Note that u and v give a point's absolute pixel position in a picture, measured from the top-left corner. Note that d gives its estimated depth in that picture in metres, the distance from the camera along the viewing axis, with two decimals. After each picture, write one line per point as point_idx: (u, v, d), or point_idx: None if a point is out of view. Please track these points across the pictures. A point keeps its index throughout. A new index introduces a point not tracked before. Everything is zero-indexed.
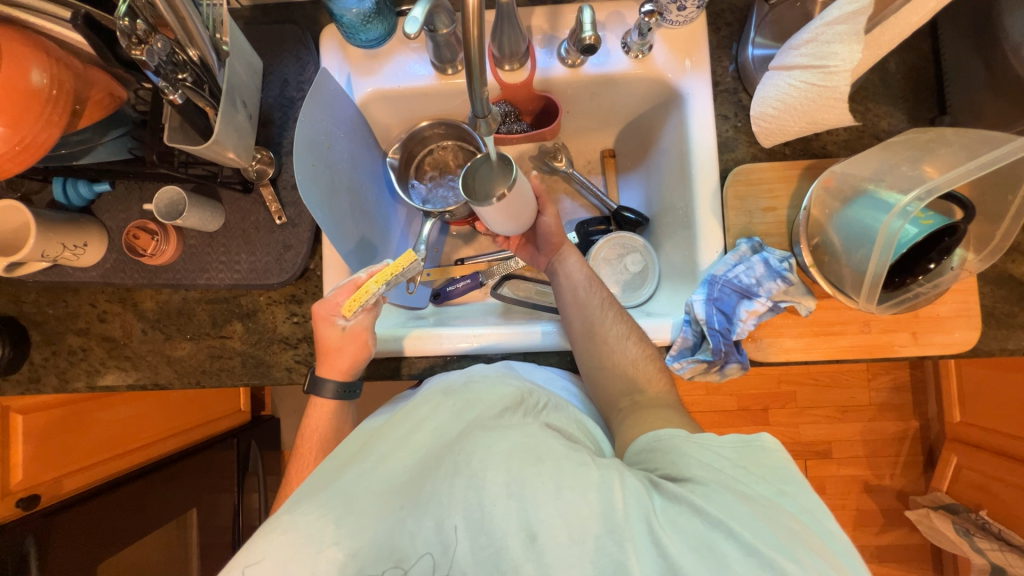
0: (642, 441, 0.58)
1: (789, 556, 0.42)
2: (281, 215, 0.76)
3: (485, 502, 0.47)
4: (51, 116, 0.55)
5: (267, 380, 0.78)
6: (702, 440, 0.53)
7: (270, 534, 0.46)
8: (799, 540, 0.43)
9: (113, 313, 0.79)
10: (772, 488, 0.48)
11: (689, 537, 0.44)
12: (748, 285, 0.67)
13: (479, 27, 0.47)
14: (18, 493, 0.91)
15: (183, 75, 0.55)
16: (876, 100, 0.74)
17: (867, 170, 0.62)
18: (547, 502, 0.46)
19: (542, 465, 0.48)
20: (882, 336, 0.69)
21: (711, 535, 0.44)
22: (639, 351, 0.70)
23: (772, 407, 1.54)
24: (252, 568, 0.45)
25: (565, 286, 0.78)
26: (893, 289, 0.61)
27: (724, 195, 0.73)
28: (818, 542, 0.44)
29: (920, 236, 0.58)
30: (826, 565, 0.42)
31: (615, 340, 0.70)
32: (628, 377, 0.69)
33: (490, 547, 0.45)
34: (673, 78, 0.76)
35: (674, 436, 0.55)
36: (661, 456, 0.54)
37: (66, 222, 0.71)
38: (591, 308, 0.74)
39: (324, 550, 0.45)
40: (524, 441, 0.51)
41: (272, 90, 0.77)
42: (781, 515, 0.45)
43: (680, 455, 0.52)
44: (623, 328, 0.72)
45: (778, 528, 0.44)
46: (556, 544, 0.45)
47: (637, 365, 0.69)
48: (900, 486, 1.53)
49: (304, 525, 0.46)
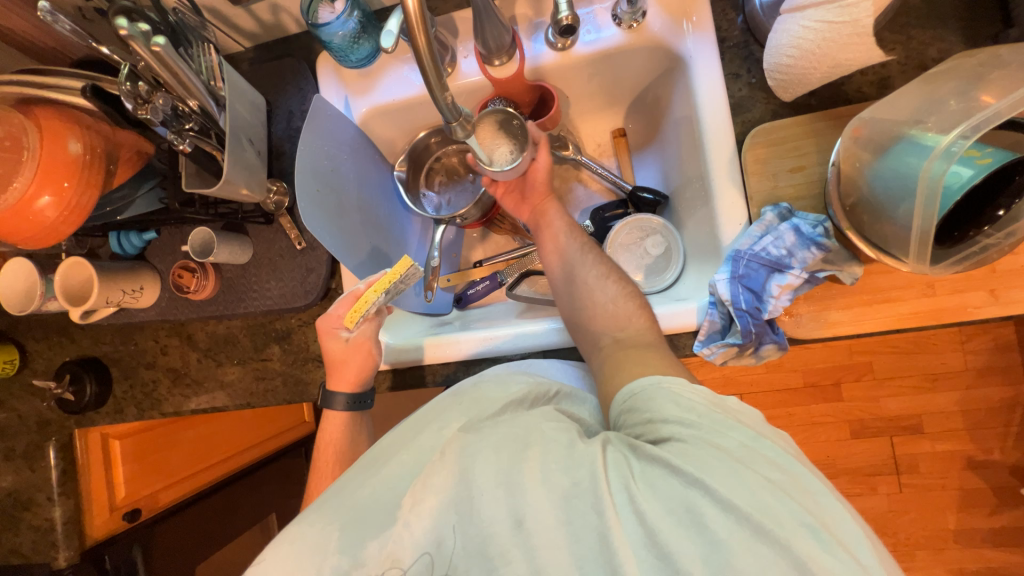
0: (619, 400, 0.54)
1: (763, 506, 0.40)
2: (300, 241, 0.80)
3: (474, 495, 0.46)
4: (89, 179, 0.62)
5: (306, 397, 0.83)
6: (678, 388, 0.50)
7: (282, 544, 0.49)
8: (777, 491, 0.41)
9: (172, 346, 0.88)
10: (749, 432, 0.45)
11: (668, 500, 0.42)
12: (778, 258, 0.61)
13: (424, 33, 0.45)
14: (122, 507, 1.03)
15: (189, 125, 0.59)
16: (921, 25, 0.63)
17: (903, 112, 0.53)
18: (535, 487, 0.44)
19: (528, 451, 0.47)
20: (950, 298, 0.60)
21: (691, 495, 0.41)
22: (618, 289, 0.67)
23: (844, 381, 1.40)
24: (258, 567, 0.48)
25: (547, 235, 0.77)
26: (952, 245, 0.51)
27: (742, 160, 0.67)
28: (797, 489, 0.42)
29: (977, 179, 0.48)
30: (803, 511, 0.40)
31: (594, 279, 0.68)
32: (607, 314, 0.65)
33: (478, 536, 0.44)
34: (673, 42, 0.71)
35: (647, 387, 0.51)
36: (638, 413, 0.50)
37: (122, 270, 0.80)
38: (570, 255, 0.73)
39: (327, 558, 0.47)
40: (513, 432, 0.49)
41: (279, 123, 0.81)
42: (759, 464, 0.43)
43: (655, 409, 0.48)
44: (603, 268, 0.70)
45: (756, 479, 0.41)
46: (543, 526, 0.43)
47: (617, 301, 0.65)
48: (1013, 459, 1.34)
49: (311, 535, 0.48)
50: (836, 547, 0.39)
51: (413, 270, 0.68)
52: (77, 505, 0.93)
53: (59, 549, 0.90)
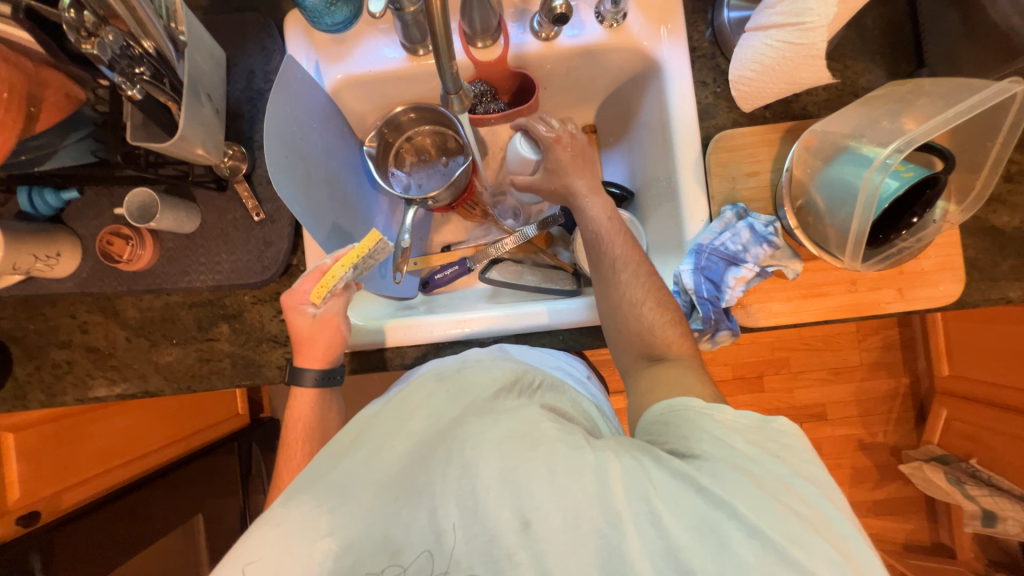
0: (655, 410, 0.56)
1: (791, 538, 0.41)
2: (259, 211, 0.74)
3: (479, 492, 0.46)
4: (3, 120, 0.54)
5: (259, 380, 0.77)
6: (720, 415, 0.51)
7: (266, 526, 0.46)
8: (807, 526, 0.42)
9: (94, 323, 0.78)
10: (787, 466, 0.47)
11: (689, 515, 0.44)
12: (735, 252, 0.66)
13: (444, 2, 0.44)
14: (17, 510, 0.90)
15: (140, 69, 0.53)
16: (854, 57, 0.73)
17: (847, 127, 0.61)
18: (542, 489, 0.46)
19: (535, 451, 0.48)
20: (869, 294, 0.69)
21: (714, 515, 0.43)
22: (657, 315, 0.65)
23: (766, 374, 1.56)
24: (253, 568, 0.44)
25: (584, 237, 0.72)
26: (877, 247, 0.60)
27: (706, 162, 0.73)
28: (825, 526, 0.43)
29: (901, 190, 0.56)
30: (833, 550, 0.41)
31: (630, 305, 0.65)
32: (645, 340, 0.64)
33: (483, 535, 0.44)
34: (650, 46, 0.75)
35: (686, 408, 0.53)
36: (673, 430, 0.52)
37: (35, 233, 0.69)
38: (605, 269, 0.69)
39: (318, 542, 0.45)
40: (521, 429, 0.50)
41: (238, 82, 0.74)
42: (788, 496, 0.44)
43: (691, 431, 0.50)
44: (642, 291, 0.66)
45: (789, 516, 0.43)
46: (550, 529, 0.44)
47: (654, 330, 0.64)
48: (893, 441, 1.58)
49: (299, 518, 0.46)
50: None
51: (381, 244, 0.66)
52: None
53: None
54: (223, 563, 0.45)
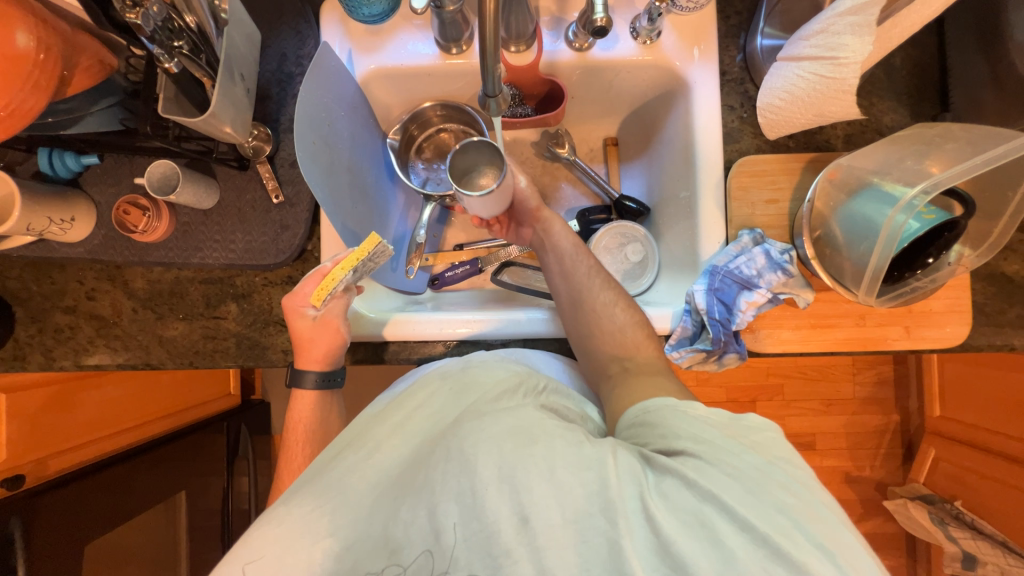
0: (629, 416, 0.57)
1: (779, 529, 0.42)
2: (278, 194, 0.74)
3: (478, 489, 0.45)
4: (38, 80, 0.53)
5: (262, 363, 0.77)
6: (692, 410, 0.52)
7: (268, 525, 0.46)
8: (789, 514, 0.43)
9: (101, 291, 0.77)
10: (763, 457, 0.47)
11: (683, 512, 0.44)
12: (749, 277, 0.67)
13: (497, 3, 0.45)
14: (1, 472, 0.88)
15: (179, 43, 0.53)
16: (880, 95, 0.74)
17: (871, 163, 0.61)
18: (541, 485, 0.45)
19: (534, 447, 0.47)
20: (877, 329, 0.70)
21: (704, 510, 0.44)
22: (626, 317, 0.70)
23: (759, 399, 1.57)
24: (254, 565, 0.44)
25: (554, 257, 0.78)
26: (892, 283, 0.61)
27: (727, 185, 0.73)
28: (810, 514, 0.43)
29: (922, 231, 0.57)
30: (816, 534, 0.42)
31: (602, 307, 0.71)
32: (616, 342, 0.68)
33: (482, 532, 0.44)
34: (681, 66, 0.76)
35: (661, 408, 0.54)
36: (651, 430, 0.53)
37: (52, 195, 0.69)
38: (577, 281, 0.74)
39: (319, 542, 0.45)
40: (519, 425, 0.49)
41: (269, 64, 0.75)
42: (769, 486, 0.44)
43: (668, 427, 0.51)
44: (611, 294, 0.72)
45: (772, 506, 0.43)
46: (549, 526, 0.44)
47: (624, 330, 0.69)
48: (879, 476, 1.59)
49: (301, 517, 0.46)
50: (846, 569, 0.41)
51: (380, 248, 0.66)
52: None
53: None
54: (223, 562, 0.45)
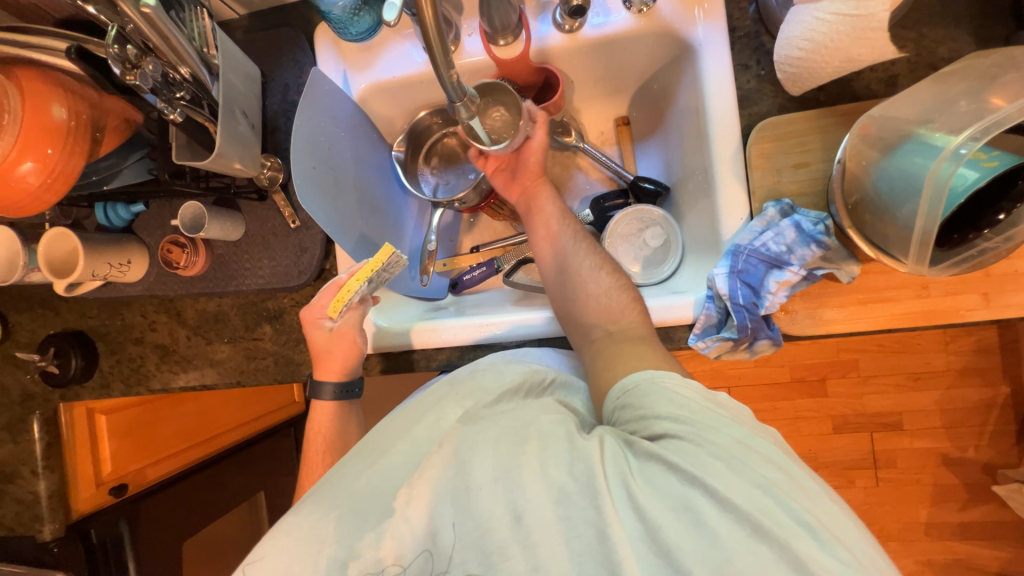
0: (612, 397, 0.54)
1: (764, 509, 0.40)
2: (294, 219, 0.78)
3: (472, 488, 0.46)
4: (75, 146, 0.59)
5: (298, 378, 0.82)
6: (671, 385, 0.51)
7: (277, 535, 0.48)
8: (773, 490, 0.41)
9: (160, 322, 0.87)
10: (743, 430, 0.46)
11: (668, 497, 0.43)
12: (777, 254, 0.61)
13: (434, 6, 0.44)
14: (109, 482, 1.03)
15: (180, 93, 0.57)
16: (934, 22, 0.62)
17: (911, 111, 0.53)
18: (533, 482, 0.45)
19: (526, 445, 0.47)
20: (944, 300, 0.60)
21: (689, 494, 0.42)
22: (612, 281, 0.68)
23: (830, 377, 1.42)
24: (259, 566, 0.47)
25: (535, 224, 0.75)
26: (950, 248, 0.52)
27: (747, 154, 0.66)
28: (795, 487, 0.42)
29: (982, 182, 0.48)
30: (801, 510, 0.40)
31: (585, 274, 0.68)
32: (602, 308, 0.65)
33: (476, 531, 0.44)
34: (683, 29, 0.69)
35: (639, 383, 0.52)
36: (632, 411, 0.51)
37: (108, 243, 0.77)
38: (564, 245, 0.72)
39: (326, 548, 0.47)
40: (512, 425, 0.49)
41: (274, 96, 0.78)
42: (753, 461, 0.43)
43: (648, 406, 0.49)
44: (597, 259, 0.70)
45: (756, 482, 0.42)
46: (541, 522, 0.43)
47: (610, 294, 0.66)
48: (986, 458, 1.38)
49: (309, 525, 0.48)
50: (835, 547, 0.39)
51: (393, 258, 0.67)
52: (61, 477, 0.92)
53: (45, 522, 0.90)
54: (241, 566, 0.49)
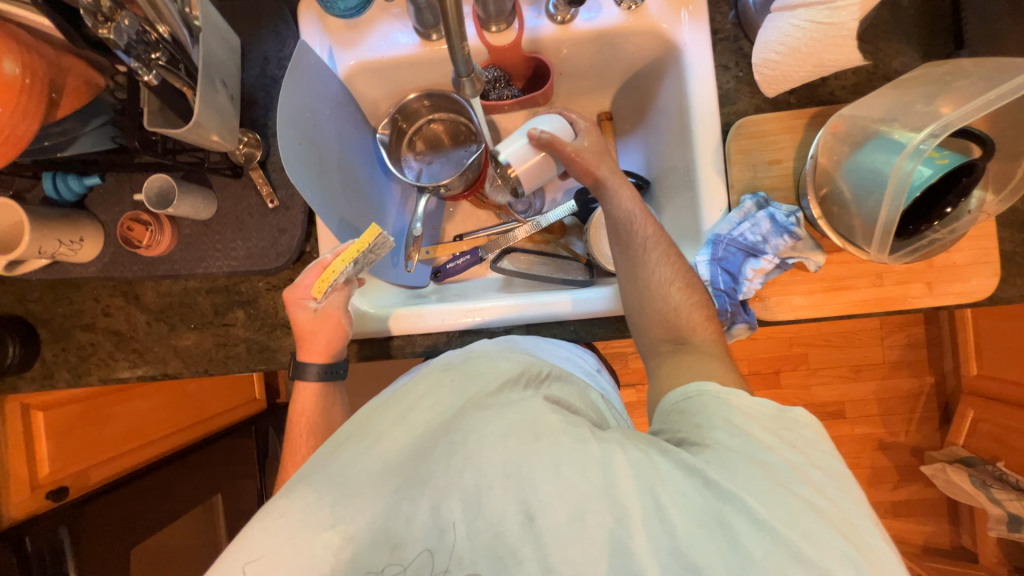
0: (670, 399, 0.55)
1: (805, 536, 0.39)
2: (273, 198, 0.74)
3: (483, 485, 0.46)
4: (28, 106, 0.54)
5: (273, 366, 0.78)
6: (736, 400, 0.50)
7: (267, 521, 0.45)
8: (819, 519, 0.40)
9: (116, 307, 0.80)
10: (801, 455, 0.45)
11: (698, 511, 0.42)
12: (754, 243, 0.65)
13: None
14: (47, 486, 0.93)
15: (156, 55, 0.53)
16: (888, 38, 0.69)
17: (877, 111, 0.58)
18: (547, 483, 0.45)
19: (539, 443, 0.47)
20: (895, 289, 0.67)
21: (723, 509, 0.42)
22: (684, 296, 0.63)
23: (783, 369, 1.53)
24: (255, 565, 0.43)
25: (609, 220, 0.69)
26: (907, 238, 0.57)
27: (726, 150, 0.70)
28: (845, 522, 0.41)
29: (934, 178, 0.54)
30: (845, 543, 0.39)
31: (660, 290, 0.63)
32: (670, 322, 0.63)
33: (487, 532, 0.44)
34: (669, 28, 0.72)
35: (702, 393, 0.52)
36: (687, 419, 0.51)
37: (58, 218, 0.70)
38: (633, 248, 0.66)
39: (319, 535, 0.45)
40: (522, 420, 0.50)
41: (253, 69, 0.75)
42: (801, 487, 0.42)
43: (704, 417, 0.50)
44: (669, 271, 0.64)
45: (801, 508, 0.41)
46: (554, 524, 0.43)
47: (680, 311, 0.62)
48: (914, 442, 1.53)
49: (300, 511, 0.45)
50: None
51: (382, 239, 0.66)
52: None
53: None
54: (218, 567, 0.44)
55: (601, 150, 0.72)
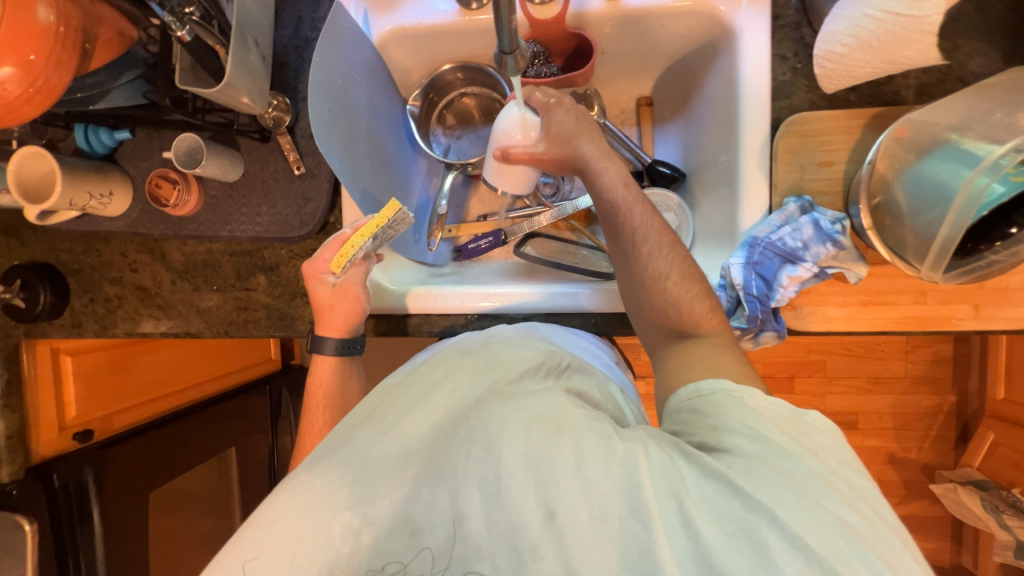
0: (679, 398, 0.52)
1: (839, 555, 0.38)
2: (300, 165, 0.73)
3: (502, 475, 0.45)
4: (61, 55, 0.53)
5: (292, 334, 0.79)
6: (751, 400, 0.47)
7: (290, 492, 0.47)
8: (852, 538, 0.39)
9: (142, 263, 0.81)
10: (826, 464, 0.44)
11: (727, 522, 0.40)
12: (793, 249, 0.61)
13: None
14: (73, 427, 0.98)
15: (190, 9, 0.53)
16: (967, 35, 0.63)
17: (950, 118, 0.54)
18: (568, 479, 0.44)
19: (561, 438, 0.46)
20: (940, 308, 0.63)
21: (753, 522, 0.40)
22: (685, 291, 0.59)
23: (798, 375, 1.50)
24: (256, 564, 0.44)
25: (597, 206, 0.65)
26: (963, 258, 0.54)
27: (773, 147, 0.66)
28: (876, 539, 0.39)
29: (1008, 196, 0.50)
30: (878, 562, 0.38)
31: (652, 280, 0.60)
32: (672, 318, 0.59)
33: (507, 524, 0.44)
34: (725, 11, 0.68)
35: (715, 391, 0.49)
36: (700, 419, 0.48)
37: (90, 170, 0.70)
38: (623, 240, 0.62)
39: (339, 515, 0.45)
40: (541, 411, 0.49)
41: (285, 29, 0.73)
42: (833, 502, 0.40)
43: (719, 417, 0.47)
44: (665, 264, 0.60)
45: (832, 523, 0.39)
46: (576, 523, 0.43)
47: (681, 307, 0.59)
48: (926, 459, 1.50)
49: (321, 488, 0.47)
50: None
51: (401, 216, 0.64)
52: (20, 419, 0.90)
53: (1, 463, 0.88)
54: (237, 541, 0.46)
55: (575, 128, 0.66)
